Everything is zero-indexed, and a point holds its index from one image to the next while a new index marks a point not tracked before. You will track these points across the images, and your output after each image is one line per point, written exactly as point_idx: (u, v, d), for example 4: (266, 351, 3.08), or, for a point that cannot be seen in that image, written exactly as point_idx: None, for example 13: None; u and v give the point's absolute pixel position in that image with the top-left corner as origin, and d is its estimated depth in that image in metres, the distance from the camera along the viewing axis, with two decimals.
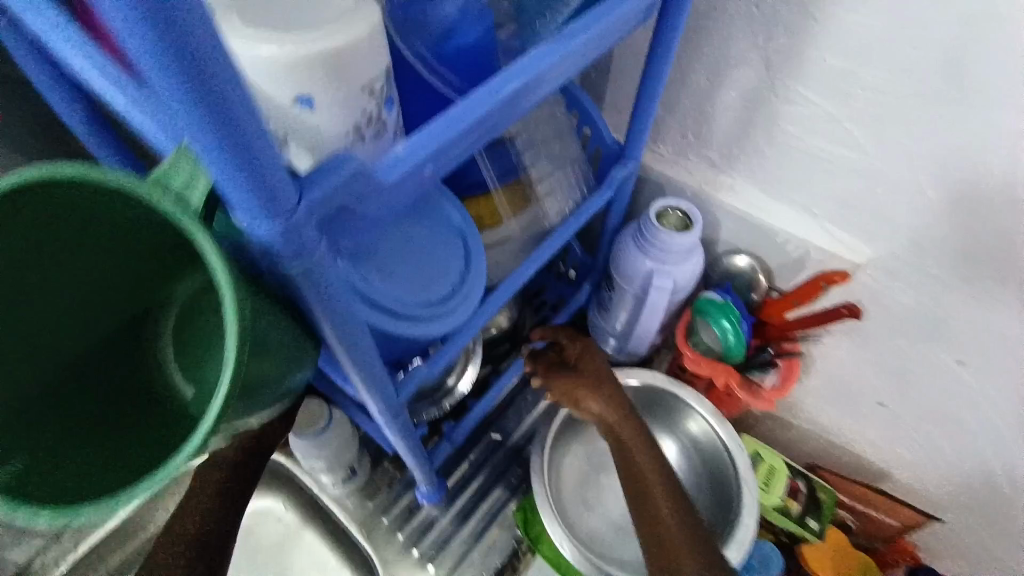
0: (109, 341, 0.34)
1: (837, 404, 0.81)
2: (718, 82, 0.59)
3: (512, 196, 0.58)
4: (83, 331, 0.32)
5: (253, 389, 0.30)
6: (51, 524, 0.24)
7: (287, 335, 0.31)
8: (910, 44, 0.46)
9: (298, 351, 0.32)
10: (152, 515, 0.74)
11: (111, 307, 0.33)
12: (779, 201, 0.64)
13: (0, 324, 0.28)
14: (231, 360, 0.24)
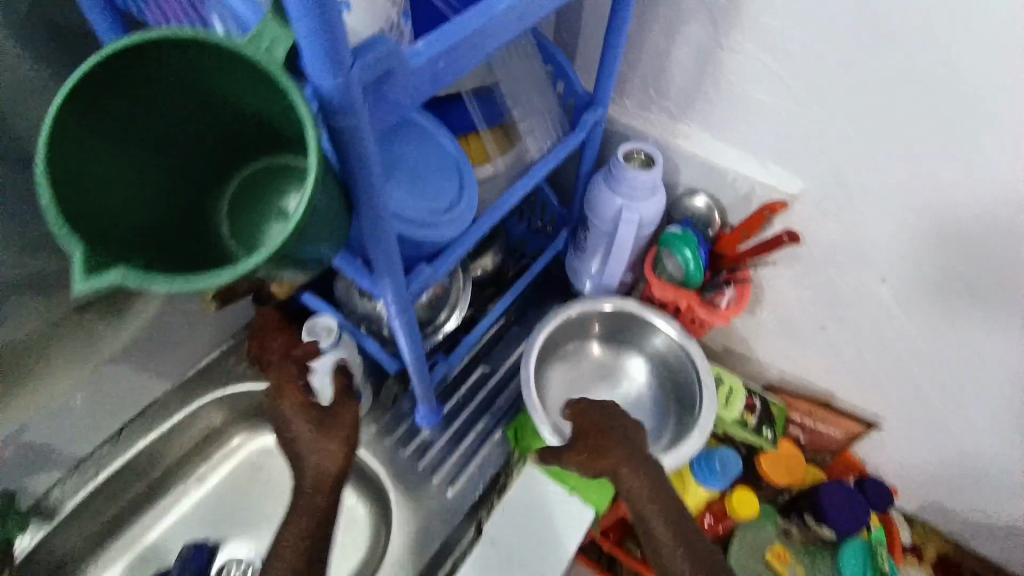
0: (179, 191, 0.41)
1: (785, 332, 0.92)
2: (673, 38, 0.68)
3: (496, 136, 0.67)
4: (161, 177, 0.39)
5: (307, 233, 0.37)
6: (170, 287, 0.30)
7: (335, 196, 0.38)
8: None
9: (338, 215, 0.39)
10: (165, 449, 0.80)
11: (189, 160, 0.40)
12: (726, 144, 0.75)
13: (108, 154, 0.35)
14: (310, 179, 0.32)
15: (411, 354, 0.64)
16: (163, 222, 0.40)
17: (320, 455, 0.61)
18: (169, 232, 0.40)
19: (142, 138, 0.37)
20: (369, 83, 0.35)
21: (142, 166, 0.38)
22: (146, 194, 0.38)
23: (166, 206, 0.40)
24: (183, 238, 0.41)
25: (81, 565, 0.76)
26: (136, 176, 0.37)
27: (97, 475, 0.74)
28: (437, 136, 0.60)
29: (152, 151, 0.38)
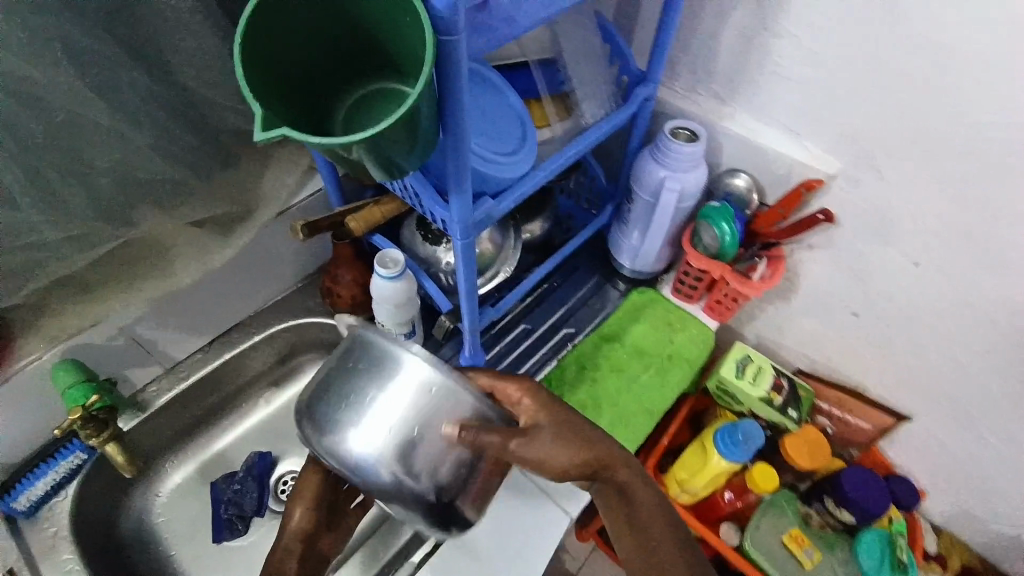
0: (327, 73, 0.51)
1: (819, 318, 0.95)
2: (722, 23, 0.76)
3: (556, 103, 0.76)
4: (319, 61, 0.49)
5: (411, 130, 0.46)
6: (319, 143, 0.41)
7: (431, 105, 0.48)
8: None
9: (431, 123, 0.49)
10: (245, 365, 0.92)
11: (342, 53, 0.50)
12: (768, 125, 0.81)
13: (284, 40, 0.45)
14: (424, 73, 0.42)
15: (466, 287, 0.71)
16: (309, 96, 0.51)
17: (294, 515, 0.68)
18: (311, 103, 0.51)
19: (316, 29, 0.47)
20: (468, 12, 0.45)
21: (310, 50, 0.48)
22: (305, 72, 0.49)
23: (315, 83, 0.50)
24: (318, 109, 0.52)
25: (161, 457, 0.87)
26: (305, 56, 0.48)
27: (186, 378, 0.86)
28: (506, 94, 0.69)
29: (320, 40, 0.48)
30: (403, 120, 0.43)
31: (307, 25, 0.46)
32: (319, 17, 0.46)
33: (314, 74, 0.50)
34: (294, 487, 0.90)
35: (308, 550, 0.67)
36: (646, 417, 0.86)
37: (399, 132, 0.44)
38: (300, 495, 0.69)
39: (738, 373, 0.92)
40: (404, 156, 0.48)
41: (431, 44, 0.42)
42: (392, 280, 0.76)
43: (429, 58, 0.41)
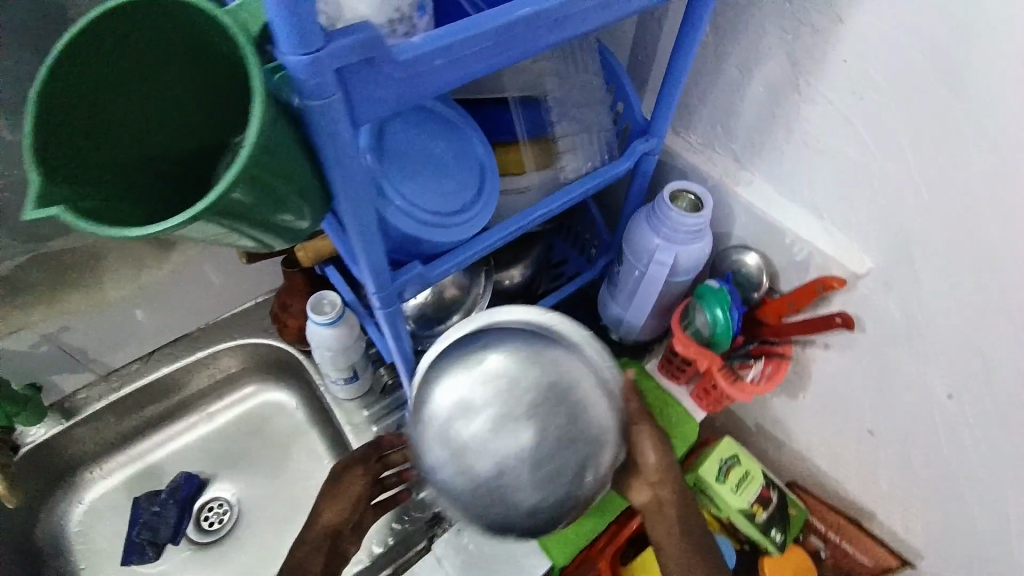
0: (179, 142, 0.39)
1: (827, 426, 0.81)
2: (748, 76, 0.63)
3: (536, 150, 0.64)
4: (159, 123, 0.37)
5: (256, 211, 0.35)
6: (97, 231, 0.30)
7: (300, 176, 0.37)
8: (915, 54, 0.49)
9: (301, 197, 0.38)
10: (188, 379, 0.87)
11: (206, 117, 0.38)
12: (790, 200, 0.67)
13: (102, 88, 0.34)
14: (245, 148, 0.31)
15: (399, 349, 0.63)
16: (160, 169, 0.39)
17: (327, 514, 0.65)
18: (170, 180, 0.39)
19: (135, 79, 0.35)
20: (351, 68, 0.33)
21: (136, 110, 0.36)
22: (142, 141, 0.37)
23: (168, 153, 0.38)
24: (180, 185, 0.40)
25: (89, 465, 0.82)
26: (133, 117, 0.36)
27: (120, 388, 0.81)
28: (470, 136, 0.58)
29: (149, 95, 0.36)
30: (235, 199, 0.32)
31: (115, 79, 0.34)
32: (128, 64, 0.34)
33: (159, 141, 0.38)
34: (218, 516, 0.84)
35: (334, 550, 0.64)
36: (597, 516, 0.73)
37: (236, 212, 0.33)
38: (340, 494, 0.66)
39: (720, 476, 0.80)
40: (262, 232, 0.37)
41: (257, 113, 0.31)
42: (327, 324, 0.68)
43: (249, 132, 0.31)
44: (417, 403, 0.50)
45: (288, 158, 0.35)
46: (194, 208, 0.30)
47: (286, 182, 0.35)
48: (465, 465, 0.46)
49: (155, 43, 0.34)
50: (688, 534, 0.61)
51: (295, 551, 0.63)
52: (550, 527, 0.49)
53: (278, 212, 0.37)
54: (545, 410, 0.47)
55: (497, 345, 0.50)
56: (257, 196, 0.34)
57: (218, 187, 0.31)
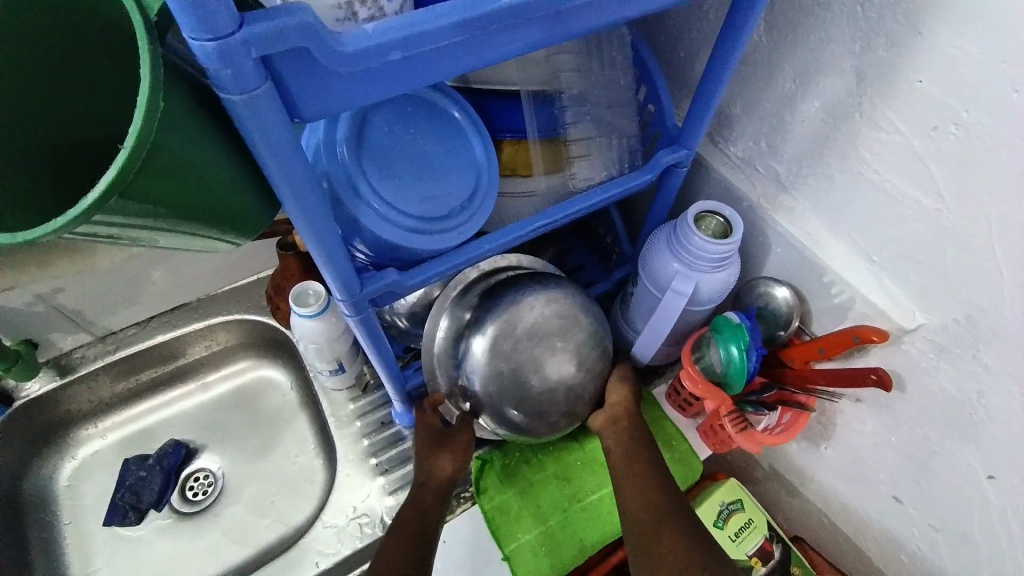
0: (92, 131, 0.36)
1: (849, 488, 0.72)
2: (803, 89, 0.55)
3: (545, 153, 0.58)
4: (73, 117, 0.35)
5: (173, 212, 0.31)
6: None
7: (220, 174, 0.32)
8: (1012, 86, 0.41)
9: (227, 195, 0.34)
10: (187, 347, 0.87)
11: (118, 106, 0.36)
12: (836, 234, 0.59)
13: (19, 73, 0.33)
14: (128, 144, 0.26)
15: (379, 356, 0.59)
16: (66, 167, 0.36)
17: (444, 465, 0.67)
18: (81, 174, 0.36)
19: (46, 67, 0.33)
20: (282, 58, 0.28)
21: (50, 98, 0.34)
22: (51, 139, 0.35)
23: (82, 152, 0.36)
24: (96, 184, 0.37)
25: (83, 422, 0.84)
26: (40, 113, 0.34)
27: (117, 351, 0.82)
28: (469, 135, 0.53)
29: (51, 83, 0.34)
30: (127, 199, 0.27)
31: (6, 70, 0.32)
32: (26, 53, 0.32)
33: (78, 135, 0.36)
34: (203, 487, 0.84)
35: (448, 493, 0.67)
36: (577, 550, 0.67)
37: (135, 214, 0.28)
38: (450, 445, 0.68)
39: (719, 521, 0.73)
40: (184, 232, 0.33)
41: (145, 102, 0.26)
42: (312, 317, 0.64)
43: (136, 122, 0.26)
44: (469, 343, 0.65)
45: (199, 149, 0.30)
46: (67, 213, 0.25)
47: (196, 174, 0.31)
48: (511, 378, 0.63)
49: (58, 30, 0.33)
50: (643, 483, 0.63)
51: (418, 492, 0.66)
52: (547, 433, 0.67)
53: (196, 212, 0.32)
54: (543, 349, 0.63)
55: (547, 308, 0.65)
56: (170, 198, 0.30)
57: (98, 187, 0.26)
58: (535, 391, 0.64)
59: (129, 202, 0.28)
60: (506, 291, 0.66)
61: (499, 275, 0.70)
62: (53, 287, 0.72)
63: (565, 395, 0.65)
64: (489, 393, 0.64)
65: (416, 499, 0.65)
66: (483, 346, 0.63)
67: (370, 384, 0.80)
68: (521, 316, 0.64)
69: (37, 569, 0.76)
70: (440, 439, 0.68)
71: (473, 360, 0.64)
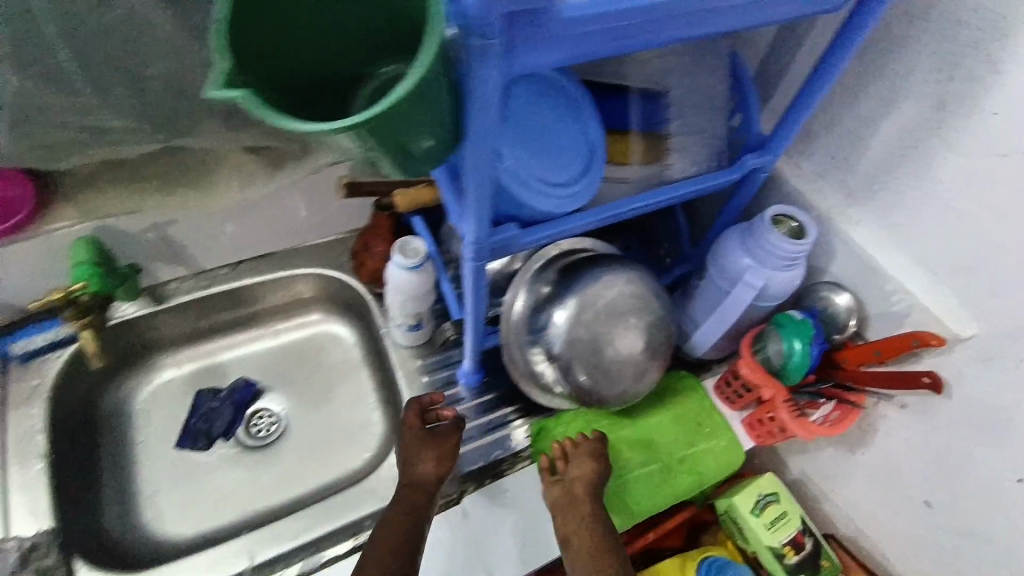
0: (334, 53, 0.42)
1: (879, 491, 0.76)
2: (885, 111, 0.61)
3: (645, 145, 0.64)
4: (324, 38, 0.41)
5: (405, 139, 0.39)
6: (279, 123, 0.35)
7: (440, 117, 0.40)
8: None
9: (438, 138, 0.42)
10: (264, 296, 0.93)
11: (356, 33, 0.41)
12: (899, 248, 0.64)
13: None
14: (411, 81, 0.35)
15: (476, 309, 0.66)
16: (309, 79, 0.43)
17: (425, 468, 0.71)
18: (318, 86, 0.44)
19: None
20: (519, 17, 0.36)
21: (310, 20, 0.39)
22: (307, 55, 0.41)
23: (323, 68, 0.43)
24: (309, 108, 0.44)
25: (163, 351, 0.90)
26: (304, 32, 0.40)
27: (209, 287, 0.88)
28: (588, 115, 0.59)
29: (300, 11, 0.38)
30: (388, 119, 0.36)
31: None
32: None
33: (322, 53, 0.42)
34: (266, 425, 0.89)
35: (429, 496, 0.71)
36: (624, 516, 0.75)
37: (386, 132, 0.38)
38: (435, 449, 0.72)
39: (755, 510, 0.77)
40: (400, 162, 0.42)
41: (430, 54, 0.35)
42: (410, 270, 0.70)
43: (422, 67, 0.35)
44: (550, 311, 0.71)
45: (440, 85, 0.38)
46: (352, 118, 0.35)
47: (431, 115, 0.39)
48: (588, 347, 0.69)
49: None
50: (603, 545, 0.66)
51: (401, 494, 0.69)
52: (612, 402, 0.73)
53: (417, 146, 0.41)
54: (619, 325, 0.69)
55: (625, 289, 0.70)
56: (411, 129, 0.39)
57: (380, 106, 0.35)
58: (608, 361, 0.69)
59: (389, 124, 0.37)
60: (587, 269, 0.72)
61: (579, 254, 0.76)
62: (169, 218, 0.77)
63: (634, 369, 0.71)
64: (565, 357, 0.70)
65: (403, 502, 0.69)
66: (563, 316, 0.70)
67: (437, 346, 0.86)
68: (602, 294, 0.69)
69: (107, 478, 0.81)
70: (426, 442, 0.73)
71: (552, 327, 0.70)
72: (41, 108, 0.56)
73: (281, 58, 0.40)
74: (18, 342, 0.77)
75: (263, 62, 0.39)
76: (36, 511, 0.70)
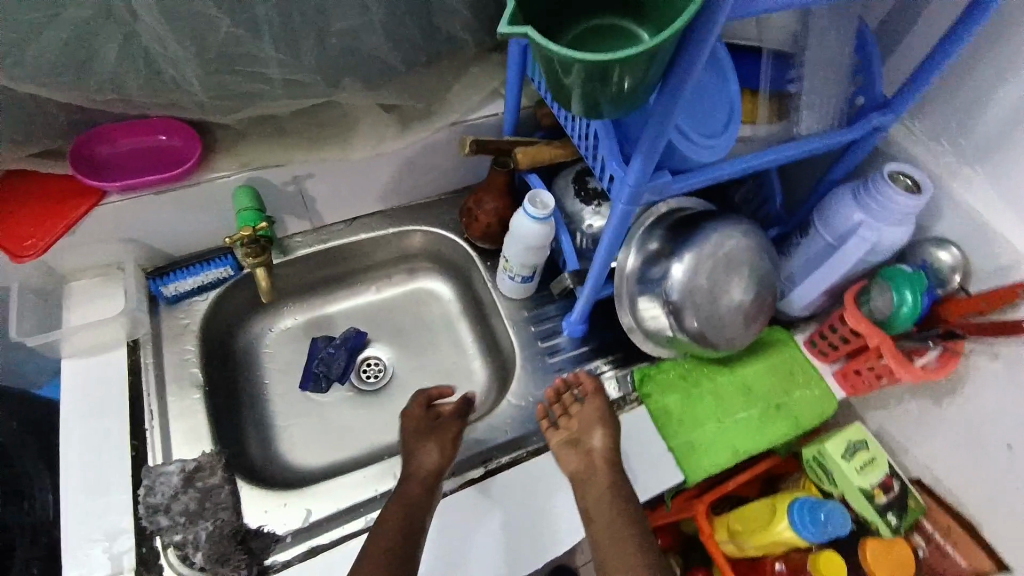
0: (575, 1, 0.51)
1: (966, 441, 0.81)
2: (1008, 74, 0.65)
3: (773, 103, 0.71)
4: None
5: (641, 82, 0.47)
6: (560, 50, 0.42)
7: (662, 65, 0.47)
8: None
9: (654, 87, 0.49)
10: (377, 251, 0.99)
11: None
12: (1011, 205, 0.69)
13: None
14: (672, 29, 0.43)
15: (607, 255, 0.71)
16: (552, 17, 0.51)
17: (429, 458, 0.73)
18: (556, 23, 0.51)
19: None
20: None
21: None
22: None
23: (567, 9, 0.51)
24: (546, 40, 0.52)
25: (284, 300, 0.97)
26: None
27: (327, 242, 0.94)
28: (729, 76, 0.65)
29: None
30: (643, 60, 0.44)
31: None
32: None
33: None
34: (375, 372, 0.96)
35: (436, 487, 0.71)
36: (728, 456, 0.79)
37: (635, 73, 0.45)
38: (439, 440, 0.75)
39: (846, 454, 0.82)
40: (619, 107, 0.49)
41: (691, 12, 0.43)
42: (539, 222, 0.75)
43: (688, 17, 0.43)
44: (668, 262, 0.76)
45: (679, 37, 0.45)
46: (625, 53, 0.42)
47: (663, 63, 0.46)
48: (705, 295, 0.74)
49: None
50: (614, 515, 0.67)
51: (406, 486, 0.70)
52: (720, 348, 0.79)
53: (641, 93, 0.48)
54: (733, 275, 0.74)
55: (740, 243, 0.75)
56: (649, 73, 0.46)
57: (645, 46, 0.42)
58: (723, 308, 0.75)
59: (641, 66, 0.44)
60: (702, 224, 0.77)
61: (690, 210, 0.80)
62: (308, 171, 0.83)
63: (746, 317, 0.76)
64: (682, 304, 0.75)
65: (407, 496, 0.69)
66: (681, 267, 0.75)
67: (542, 299, 0.92)
68: (718, 246, 0.74)
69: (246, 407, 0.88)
70: (429, 433, 0.76)
71: (670, 277, 0.75)
72: (239, 54, 0.65)
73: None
74: (170, 284, 0.83)
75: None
76: (194, 438, 0.76)
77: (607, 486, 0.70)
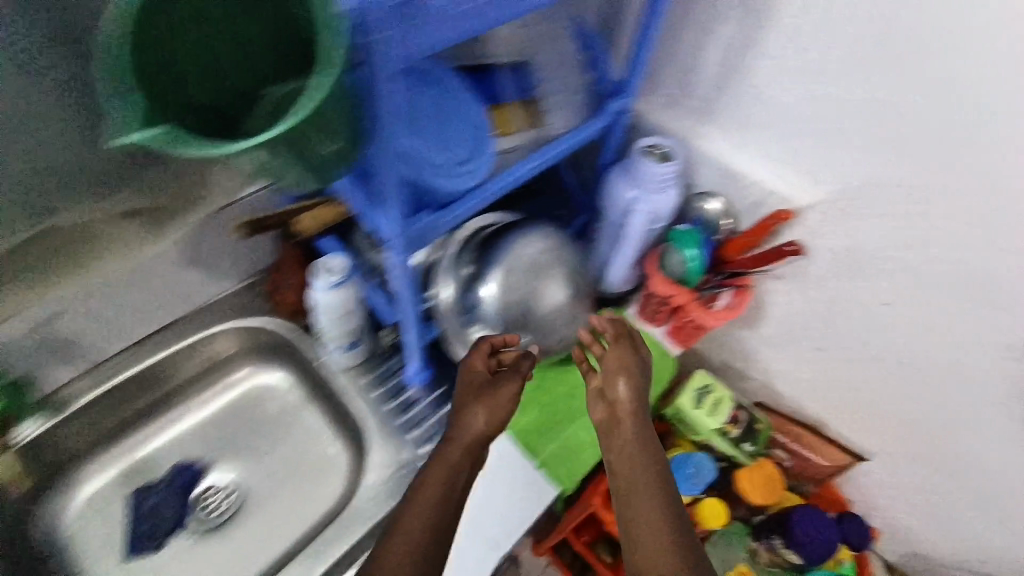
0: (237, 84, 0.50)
1: (787, 352, 0.90)
2: (705, 39, 0.72)
3: (525, 110, 0.69)
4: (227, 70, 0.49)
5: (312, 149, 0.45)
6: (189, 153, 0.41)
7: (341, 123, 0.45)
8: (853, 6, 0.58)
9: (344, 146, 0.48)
10: (180, 365, 0.87)
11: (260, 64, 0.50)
12: (746, 148, 0.77)
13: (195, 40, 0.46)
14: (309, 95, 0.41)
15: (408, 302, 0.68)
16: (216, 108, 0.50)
17: (478, 421, 0.66)
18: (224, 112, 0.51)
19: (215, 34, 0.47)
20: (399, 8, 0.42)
21: (210, 56, 0.48)
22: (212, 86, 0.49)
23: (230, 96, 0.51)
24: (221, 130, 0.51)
25: (81, 461, 0.82)
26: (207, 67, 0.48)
27: (110, 380, 0.81)
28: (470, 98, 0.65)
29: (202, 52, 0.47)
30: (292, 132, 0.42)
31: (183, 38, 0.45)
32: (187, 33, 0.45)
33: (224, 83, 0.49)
34: (218, 500, 0.84)
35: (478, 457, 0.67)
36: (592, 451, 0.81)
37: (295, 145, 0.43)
38: (490, 401, 0.67)
39: (696, 403, 0.88)
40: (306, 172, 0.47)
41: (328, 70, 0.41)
42: (331, 290, 0.70)
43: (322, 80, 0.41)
44: (478, 286, 0.75)
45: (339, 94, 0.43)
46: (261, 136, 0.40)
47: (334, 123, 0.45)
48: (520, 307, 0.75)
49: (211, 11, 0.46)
50: (647, 488, 0.60)
51: (445, 449, 0.66)
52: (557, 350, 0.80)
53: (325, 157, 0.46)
54: (540, 280, 0.75)
55: (540, 247, 0.77)
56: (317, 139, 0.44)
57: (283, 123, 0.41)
58: (543, 314, 0.76)
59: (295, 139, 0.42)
60: (500, 239, 0.77)
61: (489, 228, 0.81)
62: (57, 308, 0.72)
63: (568, 315, 0.77)
64: (503, 322, 0.75)
65: (439, 460, 0.65)
66: (491, 287, 0.74)
67: (378, 357, 0.87)
68: (519, 258, 0.75)
69: None
70: (483, 390, 0.68)
71: (483, 299, 0.74)
72: None
73: (188, 90, 0.48)
74: None
75: (172, 95, 0.46)
76: None
77: (636, 443, 0.63)
